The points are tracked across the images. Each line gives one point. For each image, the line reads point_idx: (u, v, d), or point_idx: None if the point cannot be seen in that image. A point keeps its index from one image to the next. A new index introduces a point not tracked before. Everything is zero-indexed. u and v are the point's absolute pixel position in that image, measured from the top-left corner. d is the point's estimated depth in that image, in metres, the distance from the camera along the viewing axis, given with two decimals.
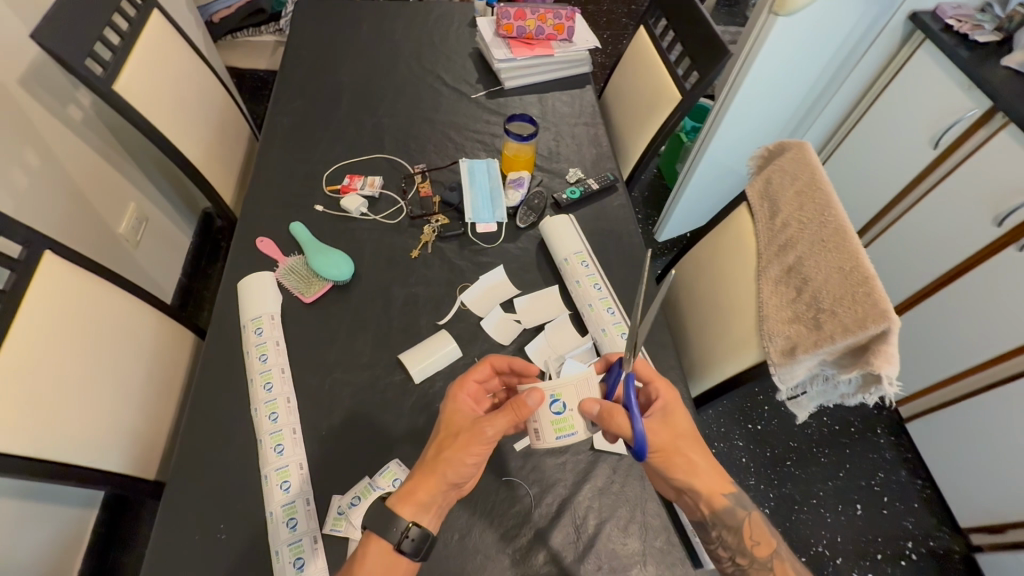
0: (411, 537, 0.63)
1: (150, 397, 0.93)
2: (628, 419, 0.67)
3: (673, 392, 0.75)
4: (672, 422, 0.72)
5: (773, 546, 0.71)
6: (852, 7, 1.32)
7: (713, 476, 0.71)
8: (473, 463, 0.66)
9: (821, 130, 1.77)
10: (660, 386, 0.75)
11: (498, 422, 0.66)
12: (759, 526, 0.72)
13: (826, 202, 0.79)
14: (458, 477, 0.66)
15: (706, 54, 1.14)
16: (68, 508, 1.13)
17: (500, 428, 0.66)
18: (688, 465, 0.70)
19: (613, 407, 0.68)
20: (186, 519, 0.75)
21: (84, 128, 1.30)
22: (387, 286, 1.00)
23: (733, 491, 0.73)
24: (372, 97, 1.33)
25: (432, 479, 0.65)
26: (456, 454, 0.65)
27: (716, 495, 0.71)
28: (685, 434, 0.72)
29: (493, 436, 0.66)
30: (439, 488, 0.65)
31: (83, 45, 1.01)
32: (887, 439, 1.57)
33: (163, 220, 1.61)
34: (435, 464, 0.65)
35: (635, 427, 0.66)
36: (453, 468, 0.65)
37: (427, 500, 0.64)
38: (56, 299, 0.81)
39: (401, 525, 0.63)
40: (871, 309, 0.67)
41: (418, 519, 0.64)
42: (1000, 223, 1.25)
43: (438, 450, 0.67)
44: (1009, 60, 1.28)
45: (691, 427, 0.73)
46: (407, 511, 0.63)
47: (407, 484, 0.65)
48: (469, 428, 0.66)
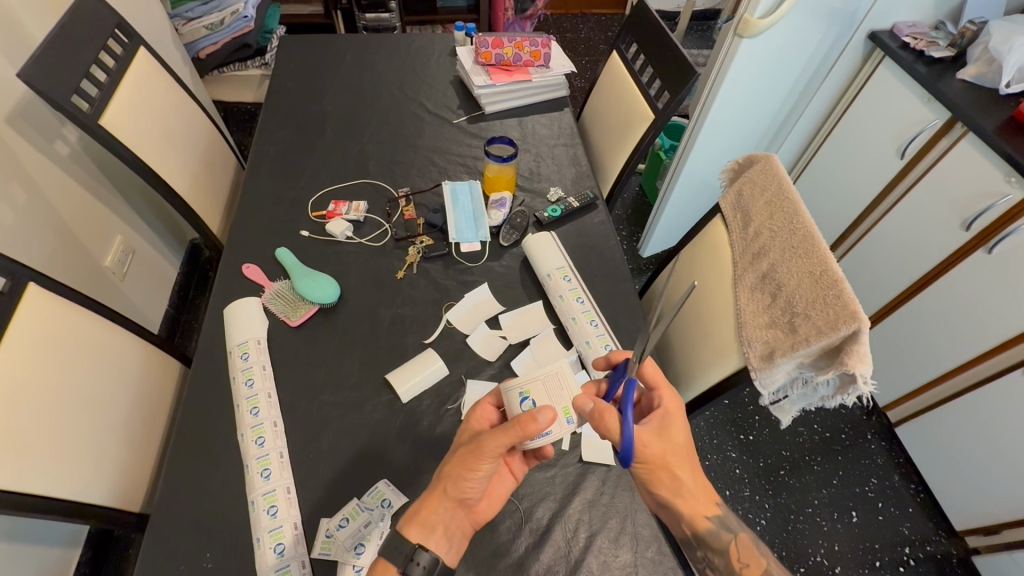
0: (420, 563, 0.63)
1: (136, 427, 0.92)
2: (618, 421, 0.67)
3: (677, 403, 0.75)
4: (669, 436, 0.72)
5: (763, 568, 0.71)
6: (813, 28, 1.39)
7: (697, 494, 0.72)
8: (476, 480, 0.66)
9: (794, 144, 1.83)
10: (664, 395, 0.76)
11: (498, 437, 0.64)
12: (747, 548, 0.72)
13: (795, 211, 0.82)
14: (462, 494, 0.67)
15: (675, 75, 1.19)
16: (52, 547, 1.11)
17: (501, 442, 0.64)
18: (672, 480, 0.71)
19: (607, 408, 0.68)
20: (171, 550, 0.73)
21: (70, 164, 1.32)
22: (373, 307, 1.01)
23: (719, 513, 0.74)
24: (356, 125, 1.37)
25: (435, 499, 0.67)
26: (457, 471, 0.66)
27: (700, 516, 0.72)
28: (679, 449, 0.72)
29: (493, 450, 0.65)
30: (444, 507, 0.67)
31: (70, 83, 1.04)
32: (877, 444, 1.58)
33: (150, 252, 1.61)
34: (438, 483, 0.68)
35: (623, 432, 0.66)
36: (453, 486, 0.67)
37: (431, 521, 0.66)
38: (40, 330, 0.81)
39: (408, 548, 0.65)
40: (842, 311, 0.69)
41: (426, 542, 0.66)
42: (968, 227, 1.29)
43: (442, 470, 0.69)
44: (964, 73, 1.36)
45: (688, 443, 0.73)
46: (414, 532, 0.66)
47: (413, 508, 0.68)
48: (469, 444, 0.67)
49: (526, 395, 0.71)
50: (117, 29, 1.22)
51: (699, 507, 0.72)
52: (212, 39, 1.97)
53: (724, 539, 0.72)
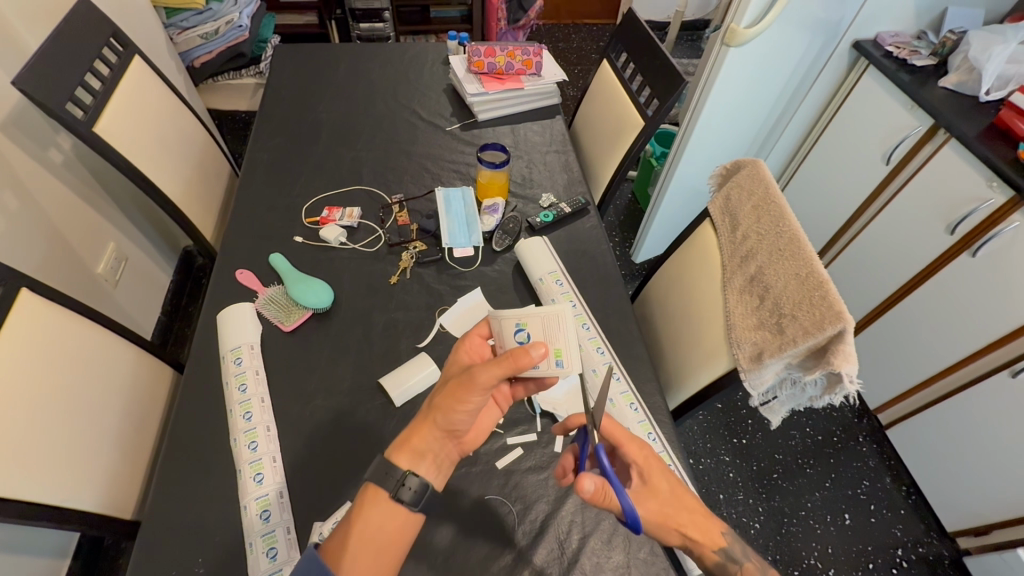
0: (410, 487, 0.62)
1: (128, 432, 0.92)
2: (616, 494, 0.65)
3: (646, 451, 0.75)
4: (655, 487, 0.73)
5: None
6: (798, 37, 1.42)
7: (702, 535, 0.72)
8: (466, 412, 0.64)
9: (783, 151, 1.86)
10: (632, 448, 0.74)
11: (491, 369, 0.62)
12: (755, 575, 0.72)
13: (780, 215, 0.84)
14: (452, 425, 0.65)
15: (664, 83, 1.21)
16: (41, 558, 1.10)
17: (493, 375, 0.62)
18: (676, 530, 0.71)
19: (603, 481, 0.65)
20: (163, 555, 0.73)
21: (64, 171, 1.32)
22: (366, 312, 1.02)
23: (723, 544, 0.73)
24: (350, 132, 1.38)
25: (424, 427, 0.66)
26: (446, 401, 0.64)
27: (707, 553, 0.72)
28: (668, 497, 0.72)
29: (485, 383, 0.62)
30: (433, 436, 0.66)
31: (65, 90, 1.04)
32: (869, 447, 1.59)
33: (142, 259, 1.61)
34: (427, 412, 0.66)
35: (624, 503, 0.64)
36: (442, 415, 0.65)
37: (421, 449, 0.65)
38: (33, 335, 0.81)
39: (398, 473, 0.63)
40: (827, 311, 0.71)
41: (415, 468, 0.64)
42: (952, 231, 1.31)
43: (432, 398, 0.67)
44: (946, 81, 1.39)
45: (673, 486, 0.73)
46: (403, 460, 0.64)
47: (403, 435, 0.67)
48: (461, 375, 0.64)
49: (521, 325, 0.72)
50: (112, 38, 1.23)
51: (704, 545, 0.72)
52: (207, 48, 1.98)
53: (733, 570, 0.72)
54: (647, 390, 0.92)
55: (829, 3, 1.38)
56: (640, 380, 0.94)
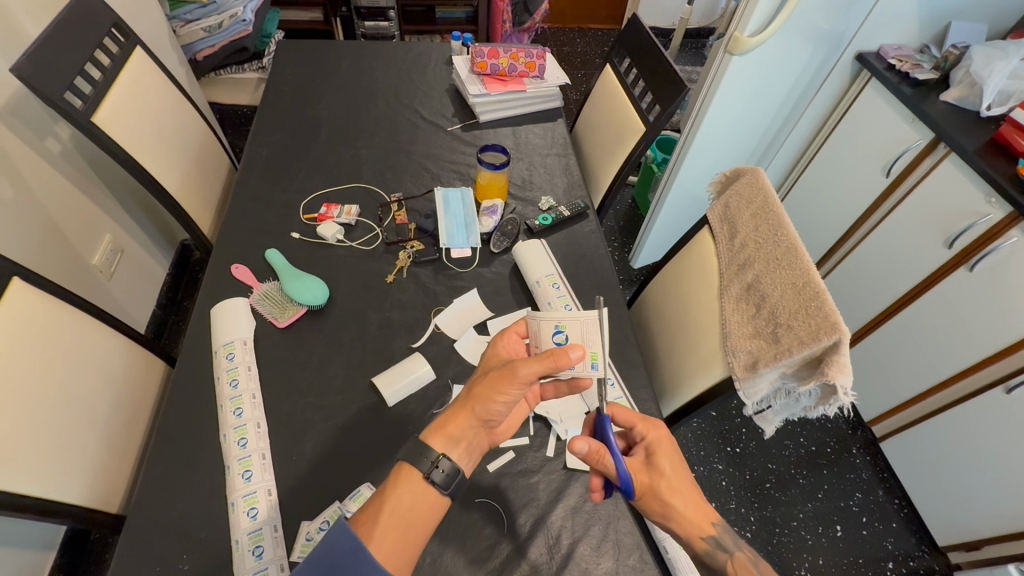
0: (442, 469, 0.64)
1: (116, 424, 0.91)
2: (612, 458, 0.69)
3: (658, 432, 0.77)
4: (656, 464, 0.74)
5: None
6: (802, 46, 1.42)
7: (691, 516, 0.72)
8: (504, 403, 0.67)
9: (783, 161, 1.86)
10: (644, 427, 0.78)
11: (533, 365, 0.66)
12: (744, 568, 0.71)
13: (779, 223, 0.84)
14: (487, 414, 0.68)
15: (667, 89, 1.21)
16: (27, 550, 1.09)
17: (534, 370, 0.66)
18: (665, 505, 0.71)
19: (600, 445, 0.70)
20: (146, 550, 0.72)
21: (61, 161, 1.31)
22: (361, 310, 1.01)
23: (715, 533, 0.72)
24: (351, 130, 1.38)
25: (461, 415, 0.68)
26: (486, 391, 0.67)
27: (696, 539, 0.72)
28: (668, 476, 0.73)
29: (526, 376, 0.66)
30: (468, 423, 0.68)
31: (63, 79, 1.04)
32: (862, 459, 1.59)
33: (139, 252, 1.60)
34: (467, 400, 0.68)
35: (618, 466, 0.68)
36: (481, 404, 0.67)
37: (456, 434, 0.67)
38: (21, 323, 0.80)
39: (433, 454, 0.64)
40: (823, 321, 0.70)
41: (448, 452, 0.66)
42: (950, 245, 1.31)
43: (470, 387, 0.69)
44: (947, 95, 1.39)
45: (678, 470, 0.75)
46: (438, 442, 0.66)
47: (438, 420, 0.69)
48: (503, 368, 0.68)
49: (560, 328, 0.72)
50: (114, 28, 1.23)
51: (696, 531, 0.72)
52: (210, 42, 1.97)
53: (722, 559, 0.71)
54: (641, 396, 0.92)
55: (832, 15, 1.38)
56: (634, 386, 0.93)
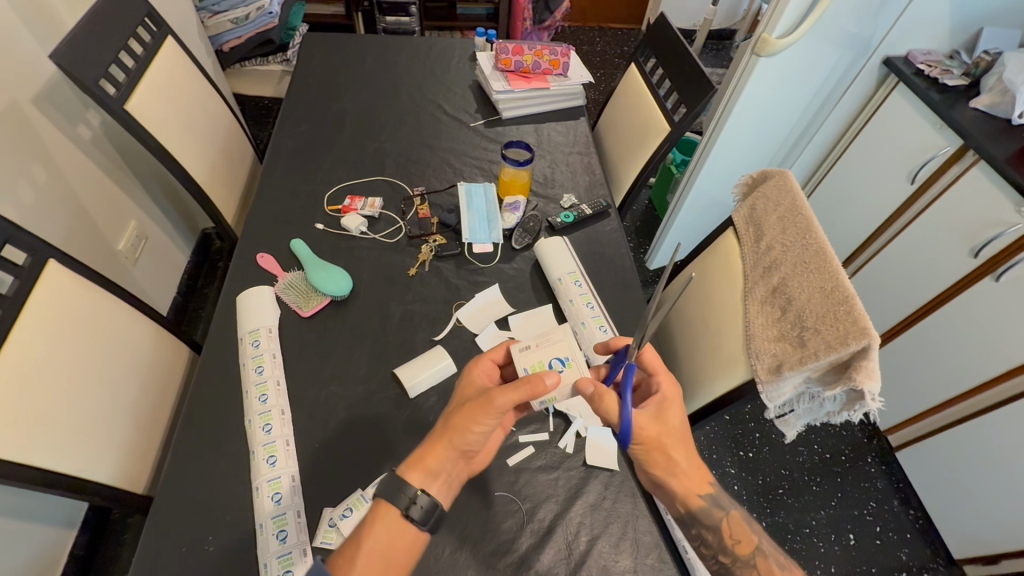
0: (420, 504, 0.63)
1: (144, 407, 0.93)
2: (618, 406, 0.72)
3: (675, 388, 0.78)
4: (665, 418, 0.75)
5: (755, 544, 0.74)
6: (830, 50, 1.41)
7: (690, 474, 0.75)
8: (480, 432, 0.66)
9: (806, 164, 1.84)
10: (662, 380, 0.78)
11: (508, 395, 0.64)
12: (738, 525, 0.75)
13: (807, 227, 0.83)
14: (466, 444, 0.66)
15: (693, 89, 1.21)
16: (48, 527, 1.11)
17: (511, 401, 0.64)
18: (667, 459, 0.75)
19: (603, 390, 0.73)
20: (173, 531, 0.74)
21: (91, 147, 1.34)
22: (384, 302, 1.02)
23: (711, 493, 0.76)
24: (374, 124, 1.39)
25: (440, 447, 0.66)
26: (464, 422, 0.65)
27: (692, 496, 0.75)
28: (674, 431, 0.75)
29: (503, 406, 0.65)
30: (447, 454, 0.66)
31: (98, 67, 1.05)
32: (878, 468, 1.57)
33: (162, 239, 1.63)
34: (444, 432, 0.66)
35: (623, 415, 0.71)
36: (459, 436, 0.65)
37: (435, 467, 0.65)
38: (55, 306, 0.82)
39: (410, 491, 0.64)
40: (852, 327, 0.70)
41: (427, 487, 0.65)
42: (976, 254, 1.29)
43: (446, 417, 0.68)
44: (977, 102, 1.37)
45: (684, 427, 0.76)
46: (415, 477, 0.64)
47: (417, 451, 0.67)
48: (478, 398, 0.66)
49: (565, 360, 0.76)
50: (147, 18, 1.24)
51: (692, 488, 0.75)
52: (236, 33, 1.99)
53: (717, 516, 0.75)
54: None
55: (860, 19, 1.37)
56: None
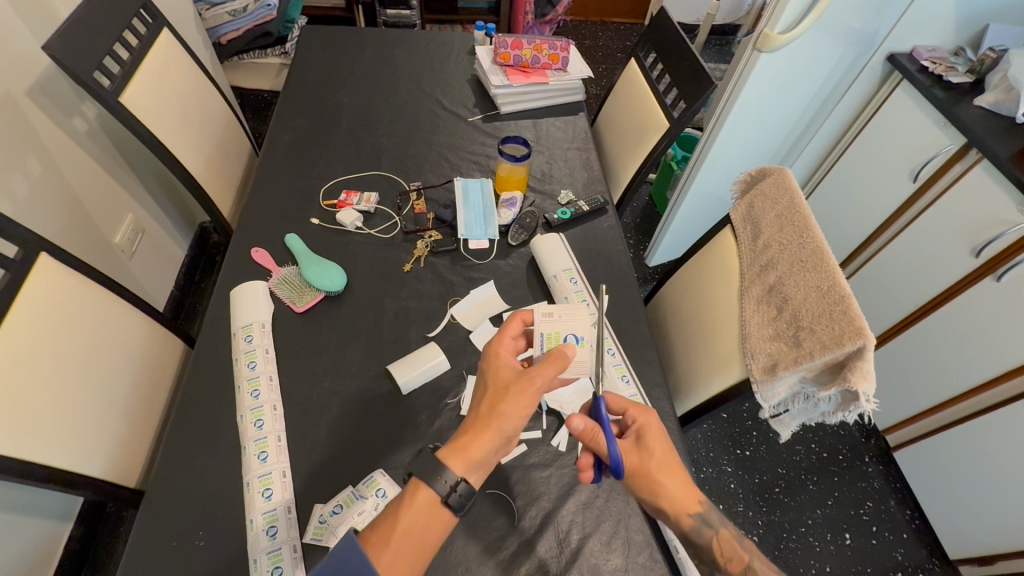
0: (460, 492, 0.61)
1: (136, 402, 0.93)
2: (605, 438, 0.69)
3: (649, 415, 0.76)
4: (647, 444, 0.73)
5: (745, 562, 0.71)
6: (833, 45, 1.39)
7: (680, 495, 0.71)
8: (526, 416, 0.66)
9: (807, 162, 1.83)
10: (636, 411, 0.76)
11: (548, 370, 0.67)
12: (729, 544, 0.72)
13: (804, 225, 0.82)
14: (510, 431, 0.65)
15: (693, 85, 1.20)
16: (45, 520, 1.12)
17: (550, 375, 0.67)
18: (655, 484, 0.70)
19: (594, 424, 0.70)
20: (163, 527, 0.74)
21: (86, 139, 1.33)
22: (378, 297, 1.02)
23: (701, 511, 0.72)
24: (372, 118, 1.38)
25: (485, 436, 0.64)
26: (510, 407, 0.65)
27: (684, 516, 0.71)
28: (659, 457, 0.72)
29: (543, 384, 0.66)
30: (493, 443, 0.64)
31: (93, 59, 1.05)
32: (874, 467, 1.57)
33: (160, 232, 1.63)
34: (489, 420, 0.64)
35: (611, 446, 0.68)
36: (508, 422, 0.64)
37: (479, 459, 0.63)
38: (47, 299, 0.81)
39: (450, 477, 0.62)
40: (848, 326, 0.69)
41: (468, 476, 0.63)
42: (977, 254, 1.28)
43: (489, 405, 0.65)
44: (982, 100, 1.34)
45: (666, 451, 0.73)
46: (459, 465, 0.62)
47: (458, 439, 0.64)
48: (519, 380, 0.66)
49: (581, 339, 0.77)
50: (142, 9, 1.23)
51: (683, 510, 0.70)
52: (234, 25, 1.98)
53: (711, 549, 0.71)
54: (656, 394, 0.91)
55: (864, 14, 1.35)
56: (649, 385, 0.93)
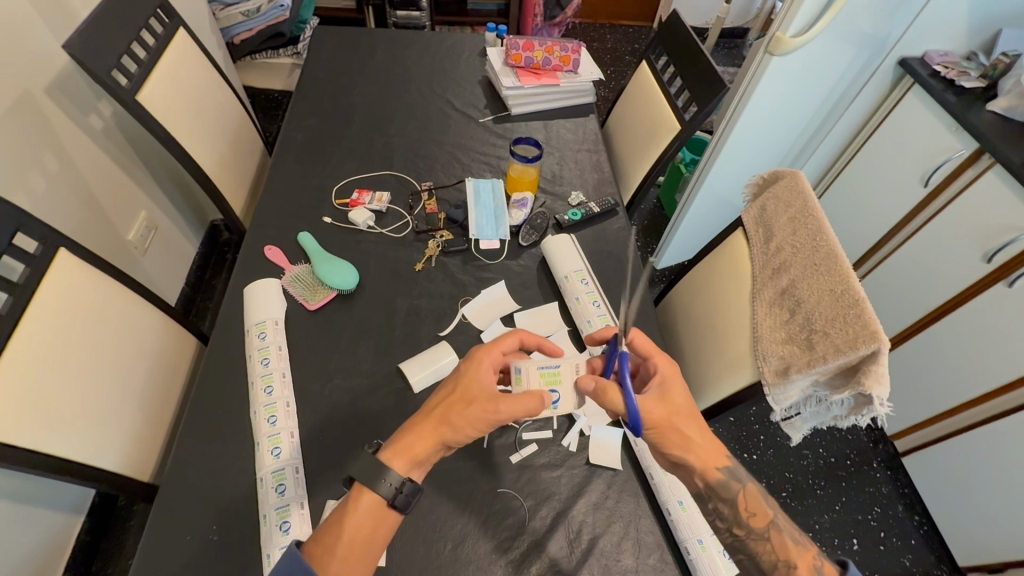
0: (404, 492, 0.63)
1: (150, 397, 0.93)
2: (622, 394, 0.70)
3: (672, 370, 0.76)
4: (670, 396, 0.73)
5: (770, 517, 0.69)
6: (845, 49, 1.39)
7: (704, 447, 0.71)
8: (474, 432, 0.67)
9: (817, 165, 1.82)
10: (659, 364, 0.76)
11: (514, 408, 0.67)
12: (755, 498, 0.70)
13: (818, 229, 0.82)
14: (454, 439, 0.67)
15: (705, 88, 1.20)
16: (57, 513, 1.13)
17: (512, 412, 0.67)
18: (681, 439, 0.71)
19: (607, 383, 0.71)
20: (177, 521, 0.74)
21: (102, 137, 1.34)
22: (390, 296, 1.02)
23: (728, 464, 0.72)
24: (383, 118, 1.39)
25: (429, 437, 0.66)
26: (462, 420, 0.66)
27: (711, 470, 0.70)
28: (682, 410, 0.72)
29: (504, 416, 0.67)
30: (434, 446, 0.66)
31: (111, 58, 1.06)
32: (883, 473, 1.56)
33: (172, 230, 1.64)
34: (439, 424, 0.66)
35: (628, 401, 0.68)
36: (453, 432, 0.66)
37: (421, 459, 0.65)
38: (65, 294, 0.83)
39: (394, 479, 0.62)
40: (863, 330, 0.69)
41: (411, 475, 0.64)
42: (989, 259, 1.27)
43: (445, 411, 0.67)
44: (994, 105, 1.34)
45: (690, 404, 0.73)
46: (402, 466, 0.64)
47: (405, 437, 0.66)
48: (484, 401, 0.67)
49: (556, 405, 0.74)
50: (159, 9, 1.25)
51: (708, 466, 0.70)
52: (247, 26, 2.00)
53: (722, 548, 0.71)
54: None
55: (877, 18, 1.35)
56: None
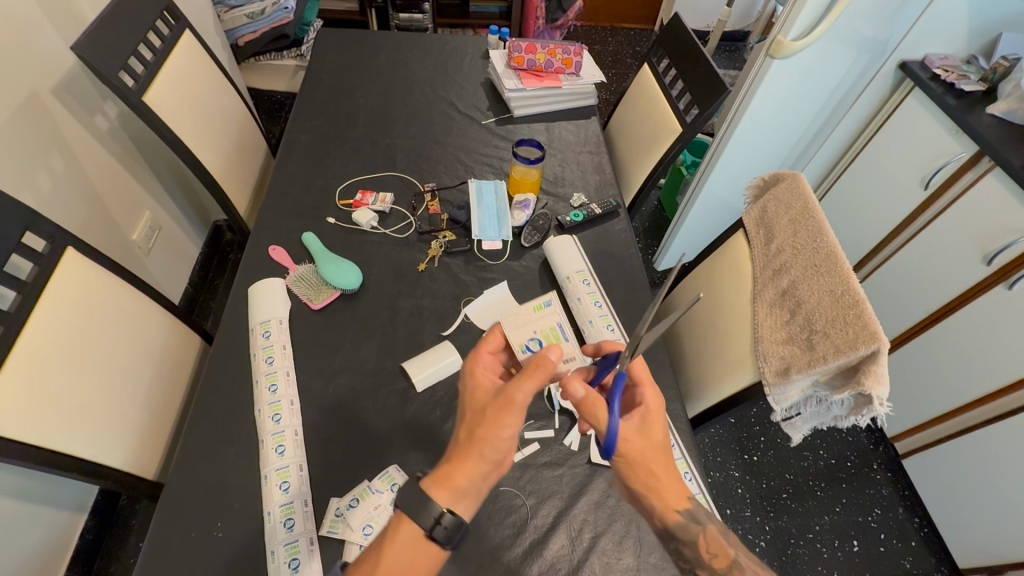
0: (445, 524, 0.58)
1: (155, 396, 0.94)
2: (605, 412, 0.67)
3: (660, 403, 0.72)
4: (649, 430, 0.69)
5: (733, 559, 0.67)
6: (845, 52, 1.40)
7: (669, 488, 0.68)
8: (511, 437, 0.60)
9: (817, 168, 1.83)
10: (648, 393, 0.72)
11: (528, 387, 0.60)
12: (716, 540, 0.68)
13: (818, 230, 0.83)
14: (496, 453, 0.60)
15: (706, 91, 1.21)
16: (59, 510, 1.14)
17: (531, 392, 0.60)
18: (649, 475, 0.68)
19: (595, 395, 0.68)
20: (182, 517, 0.75)
21: (108, 137, 1.35)
22: (392, 296, 1.03)
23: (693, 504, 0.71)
24: (387, 120, 1.40)
25: (467, 463, 0.60)
26: (489, 431, 0.59)
27: (670, 511, 0.68)
28: (658, 446, 0.69)
29: (524, 403, 0.60)
30: (477, 470, 0.60)
31: (118, 59, 1.07)
32: (884, 475, 1.56)
33: (176, 230, 1.65)
34: (468, 447, 0.60)
35: (608, 422, 0.66)
36: (490, 447, 0.60)
37: (463, 487, 0.60)
38: (72, 293, 0.83)
39: (433, 509, 0.58)
40: (862, 330, 0.70)
41: (454, 506, 0.59)
42: (989, 262, 1.28)
43: (467, 432, 0.61)
44: (994, 108, 1.34)
45: (667, 442, 0.70)
46: (441, 496, 0.59)
47: (440, 469, 0.61)
48: (496, 400, 0.61)
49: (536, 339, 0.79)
50: (165, 11, 1.26)
51: (669, 505, 0.68)
52: (251, 28, 2.01)
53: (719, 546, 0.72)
54: (668, 396, 0.92)
55: (877, 21, 1.36)
56: (661, 387, 0.93)
